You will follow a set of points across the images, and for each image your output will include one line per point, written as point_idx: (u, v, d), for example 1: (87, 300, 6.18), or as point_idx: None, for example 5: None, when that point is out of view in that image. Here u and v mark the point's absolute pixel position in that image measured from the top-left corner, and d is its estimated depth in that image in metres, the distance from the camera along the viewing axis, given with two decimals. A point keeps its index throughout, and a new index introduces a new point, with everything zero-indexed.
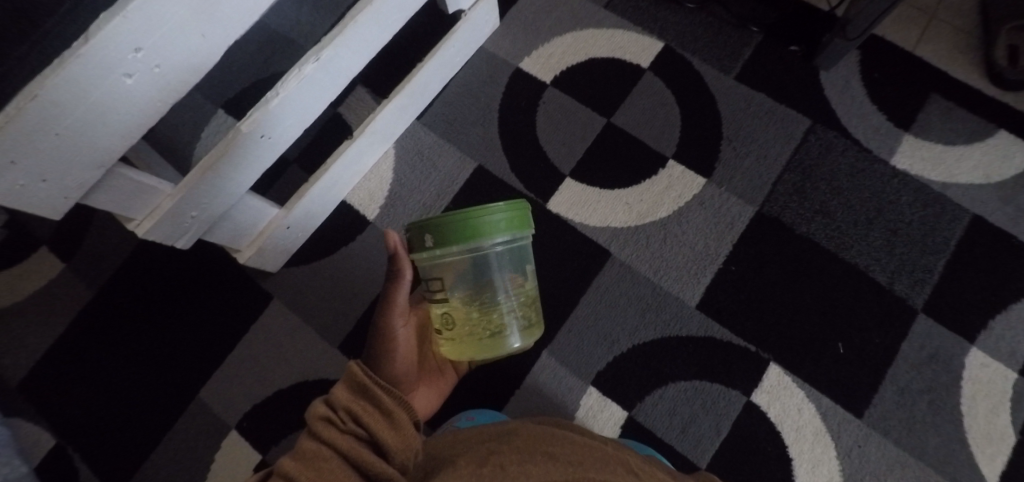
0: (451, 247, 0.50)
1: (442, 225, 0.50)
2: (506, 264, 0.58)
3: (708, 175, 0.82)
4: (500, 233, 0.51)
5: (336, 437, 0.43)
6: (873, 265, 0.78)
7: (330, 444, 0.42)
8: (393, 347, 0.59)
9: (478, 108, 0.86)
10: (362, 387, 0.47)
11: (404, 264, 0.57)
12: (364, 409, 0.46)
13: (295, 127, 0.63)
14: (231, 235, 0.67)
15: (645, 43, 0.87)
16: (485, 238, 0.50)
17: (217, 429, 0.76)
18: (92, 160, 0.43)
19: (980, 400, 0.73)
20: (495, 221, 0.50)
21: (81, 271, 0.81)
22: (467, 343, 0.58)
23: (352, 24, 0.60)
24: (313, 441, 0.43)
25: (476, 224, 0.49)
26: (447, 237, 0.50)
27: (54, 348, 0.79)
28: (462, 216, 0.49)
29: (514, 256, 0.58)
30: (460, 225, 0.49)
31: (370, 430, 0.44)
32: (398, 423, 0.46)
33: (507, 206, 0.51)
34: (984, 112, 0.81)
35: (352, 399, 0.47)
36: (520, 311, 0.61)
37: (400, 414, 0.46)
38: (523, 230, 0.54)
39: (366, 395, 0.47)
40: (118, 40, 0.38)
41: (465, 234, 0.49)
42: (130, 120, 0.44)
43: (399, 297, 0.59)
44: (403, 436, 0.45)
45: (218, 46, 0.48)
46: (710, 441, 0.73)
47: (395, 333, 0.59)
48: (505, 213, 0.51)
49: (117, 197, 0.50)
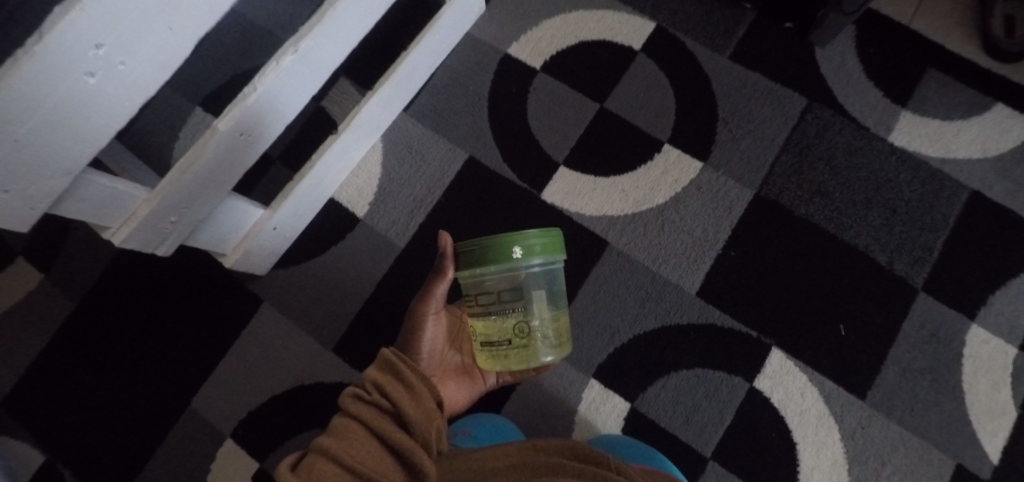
0: (487, 267, 0.52)
1: (485, 248, 0.51)
2: (542, 290, 0.56)
3: (705, 159, 0.80)
4: (535, 254, 0.51)
5: (362, 408, 0.43)
6: (872, 245, 0.77)
7: (357, 416, 0.42)
8: (418, 332, 0.61)
9: (466, 97, 0.83)
10: (387, 362, 0.47)
11: (449, 264, 0.57)
12: (389, 381, 0.46)
13: (275, 124, 0.60)
14: (215, 239, 0.64)
15: (636, 23, 0.84)
16: (519, 260, 0.51)
17: (212, 438, 0.74)
18: (59, 168, 0.41)
19: (981, 376, 0.73)
20: (530, 243, 0.51)
21: (61, 281, 0.78)
22: (498, 359, 0.56)
23: (331, 12, 0.57)
24: (343, 415, 0.43)
25: (511, 243, 0.50)
26: (484, 256, 0.51)
27: (37, 362, 0.76)
28: (500, 237, 0.50)
29: (548, 284, 0.57)
30: (496, 245, 0.50)
31: (393, 402, 0.44)
32: (419, 395, 0.45)
33: (540, 233, 0.52)
34: (982, 85, 0.80)
35: (378, 373, 0.46)
36: (556, 336, 0.57)
37: (421, 387, 0.46)
38: (555, 255, 0.54)
39: (390, 369, 0.47)
40: (76, 36, 0.35)
41: (500, 254, 0.50)
42: (96, 121, 0.41)
43: (440, 288, 0.60)
44: (423, 409, 0.45)
45: (188, 39, 0.45)
46: (713, 429, 0.72)
47: (423, 319, 0.61)
48: (540, 237, 0.52)
49: (93, 205, 0.47)
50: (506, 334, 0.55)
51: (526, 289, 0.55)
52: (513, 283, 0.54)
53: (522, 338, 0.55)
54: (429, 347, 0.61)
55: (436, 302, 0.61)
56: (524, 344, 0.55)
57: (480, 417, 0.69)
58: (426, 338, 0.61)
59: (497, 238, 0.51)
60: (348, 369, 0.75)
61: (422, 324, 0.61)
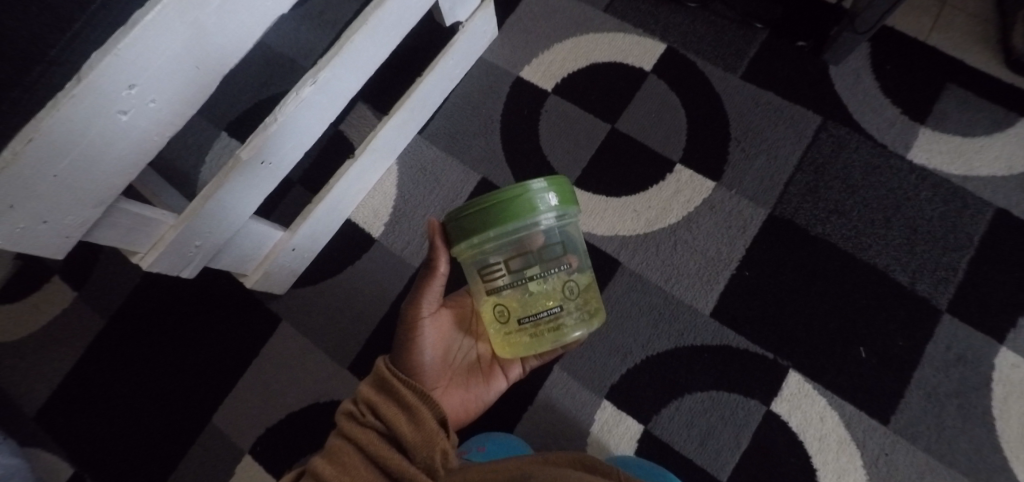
0: (520, 223, 0.48)
1: (514, 202, 0.47)
2: (559, 251, 0.52)
3: (717, 178, 0.80)
4: (546, 208, 0.48)
5: (357, 431, 0.45)
6: (893, 265, 0.75)
7: (352, 439, 0.45)
8: (415, 342, 0.55)
9: (479, 119, 0.85)
10: (382, 379, 0.49)
11: (442, 253, 0.53)
12: (383, 401, 0.47)
13: (293, 152, 0.62)
14: (237, 260, 0.67)
15: (647, 45, 0.85)
16: (540, 212, 0.48)
17: (231, 453, 0.76)
18: (92, 199, 0.43)
19: (1012, 402, 0.70)
20: (537, 194, 0.48)
21: (93, 300, 0.81)
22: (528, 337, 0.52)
23: (349, 44, 0.60)
24: (339, 437, 0.46)
25: (516, 195, 0.47)
26: (513, 212, 0.47)
27: (69, 377, 0.79)
28: (503, 192, 0.47)
29: (566, 248, 0.53)
30: (523, 195, 0.47)
31: (389, 425, 0.46)
32: (419, 418, 0.46)
33: (558, 181, 0.50)
34: (1004, 101, 0.78)
35: (371, 391, 0.48)
36: (590, 295, 0.55)
37: (421, 408, 0.46)
38: (568, 207, 0.51)
39: (385, 388, 0.48)
40: (111, 79, 0.38)
41: (524, 207, 0.47)
42: (127, 156, 0.44)
43: (434, 286, 0.55)
44: (425, 432, 0.45)
45: (215, 75, 0.47)
46: (729, 453, 0.71)
47: (420, 325, 0.56)
48: (547, 185, 0.49)
49: (121, 232, 0.50)
50: (533, 308, 0.52)
51: (540, 253, 0.51)
52: (542, 243, 0.51)
53: (566, 305, 0.53)
54: (431, 356, 0.56)
55: (429, 305, 0.56)
56: (558, 313, 0.52)
57: (493, 434, 0.69)
58: (427, 347, 0.56)
59: (523, 188, 0.47)
60: None
61: (418, 333, 0.56)
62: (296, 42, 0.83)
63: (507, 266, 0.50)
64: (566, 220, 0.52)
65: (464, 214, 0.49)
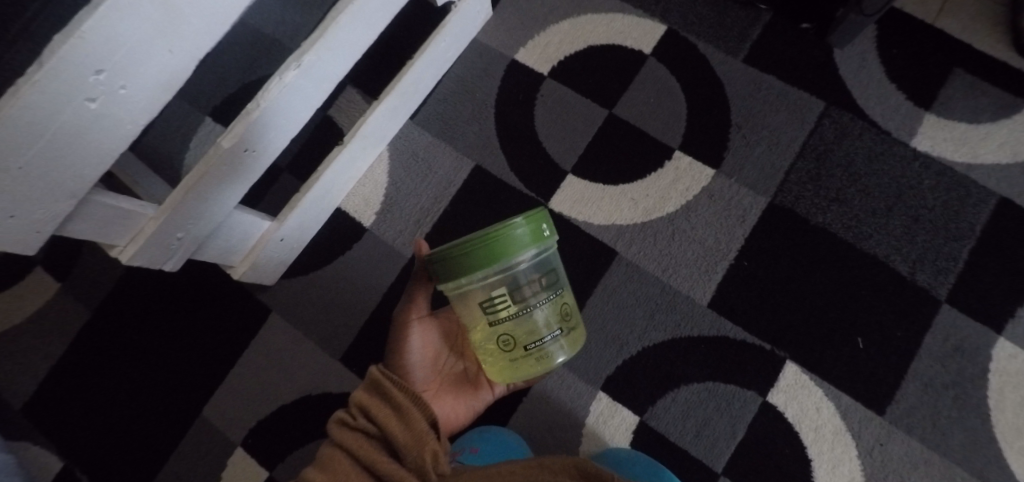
0: (511, 256, 0.46)
1: (504, 238, 0.45)
2: (540, 282, 0.50)
3: (717, 166, 0.78)
4: (524, 250, 0.46)
5: (348, 437, 0.44)
6: (893, 255, 0.74)
7: (343, 446, 0.44)
8: (404, 342, 0.57)
9: (473, 104, 0.82)
10: (375, 381, 0.48)
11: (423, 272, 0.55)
12: (376, 403, 0.47)
13: (278, 139, 0.60)
14: (222, 252, 0.65)
15: (647, 27, 0.82)
16: (527, 246, 0.46)
17: (223, 446, 0.75)
18: (62, 194, 0.41)
19: (1008, 392, 0.70)
20: (524, 229, 0.46)
21: (78, 291, 0.79)
22: (518, 370, 0.52)
23: (334, 26, 0.57)
24: (331, 444, 0.45)
25: (496, 240, 0.45)
26: (503, 247, 0.45)
27: (56, 371, 0.78)
28: (482, 235, 0.45)
29: (547, 276, 0.51)
30: (513, 231, 0.46)
31: (380, 427, 0.45)
32: (410, 419, 0.45)
33: (539, 216, 0.48)
34: (1011, 86, 0.76)
35: (364, 395, 0.47)
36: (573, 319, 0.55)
37: (411, 408, 0.45)
38: (550, 238, 0.50)
39: (378, 391, 0.47)
40: (76, 63, 0.35)
41: (514, 242, 0.46)
42: (97, 146, 0.41)
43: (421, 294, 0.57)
44: (414, 432, 0.44)
45: (189, 59, 0.44)
46: (725, 444, 0.71)
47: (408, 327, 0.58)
48: (533, 221, 0.47)
49: (96, 226, 0.48)
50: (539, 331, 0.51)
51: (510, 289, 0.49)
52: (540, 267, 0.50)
53: (563, 324, 0.53)
54: (418, 358, 0.57)
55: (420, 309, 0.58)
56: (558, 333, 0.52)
57: (487, 433, 0.68)
58: (414, 349, 0.57)
59: (511, 223, 0.46)
60: (356, 380, 0.75)
61: (407, 332, 0.58)
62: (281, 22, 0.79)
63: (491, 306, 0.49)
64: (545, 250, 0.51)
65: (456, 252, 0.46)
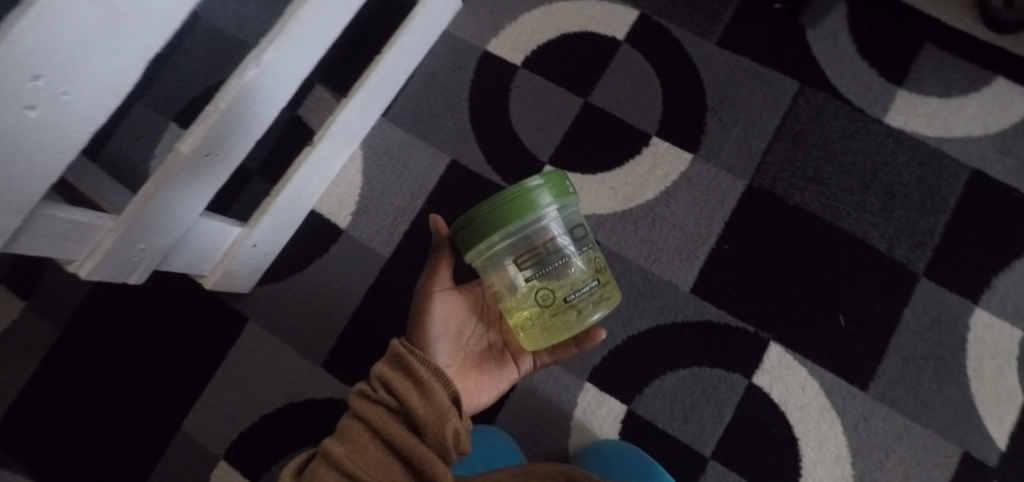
0: (531, 209, 0.45)
1: (521, 194, 0.45)
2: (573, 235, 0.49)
3: (695, 150, 0.78)
4: (545, 204, 0.46)
5: (368, 409, 0.43)
6: (870, 231, 0.75)
7: (363, 418, 0.43)
8: (426, 315, 0.53)
9: (446, 97, 0.81)
10: (396, 354, 0.46)
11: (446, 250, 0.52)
12: (397, 377, 0.44)
13: (242, 142, 0.58)
14: (190, 263, 0.63)
15: (619, 12, 0.81)
16: (546, 199, 0.46)
17: (205, 459, 0.73)
18: (9, 208, 0.39)
19: (986, 361, 0.71)
20: (539, 186, 0.46)
21: (44, 308, 0.77)
22: (552, 332, 0.50)
23: (293, 21, 0.54)
24: (350, 415, 0.44)
25: (514, 199, 0.45)
26: (522, 201, 0.45)
27: (26, 391, 0.75)
28: (499, 197, 0.45)
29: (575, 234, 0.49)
30: (529, 188, 0.45)
31: (401, 401, 0.43)
32: (431, 393, 0.43)
33: (554, 175, 0.48)
34: (980, 59, 0.77)
35: (385, 368, 0.45)
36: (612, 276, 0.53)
37: (433, 383, 0.43)
38: (569, 197, 0.49)
39: (399, 363, 0.45)
40: (12, 69, 0.33)
41: (530, 196, 0.45)
42: (43, 155, 0.39)
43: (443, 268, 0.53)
44: (436, 407, 0.42)
45: (137, 61, 0.42)
46: (713, 428, 0.71)
47: (430, 299, 0.53)
48: (549, 179, 0.47)
49: (53, 241, 0.46)
50: (576, 284, 0.49)
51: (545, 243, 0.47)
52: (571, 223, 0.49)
53: (601, 278, 0.51)
54: (441, 332, 0.53)
55: (444, 280, 0.54)
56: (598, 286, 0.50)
57: (477, 436, 0.68)
58: (436, 323, 0.53)
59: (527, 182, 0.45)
60: (339, 385, 0.74)
61: (430, 307, 0.53)
62: (243, 20, 0.76)
63: (518, 266, 0.47)
64: (569, 209, 0.50)
65: (477, 215, 0.45)
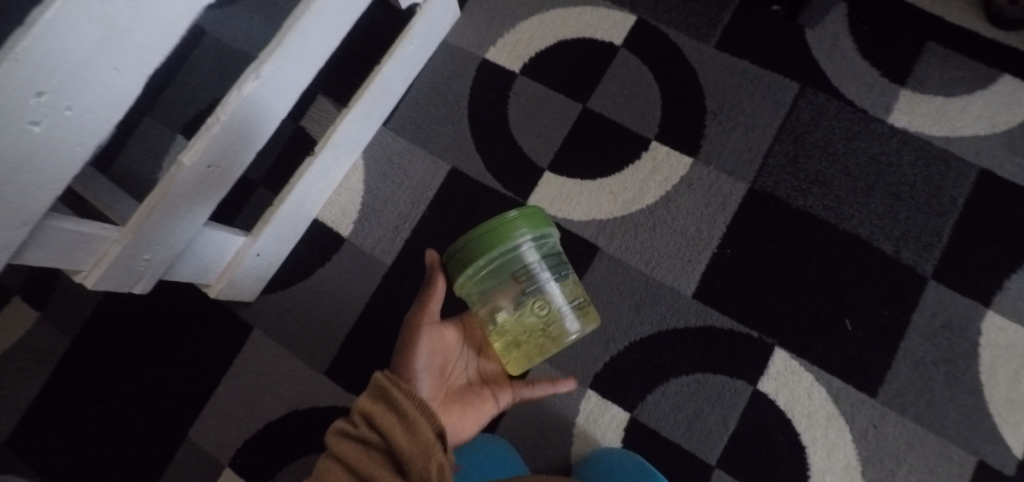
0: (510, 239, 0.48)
1: (498, 225, 0.48)
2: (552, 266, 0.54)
3: (695, 154, 0.77)
4: (522, 233, 0.49)
5: (348, 448, 0.43)
6: (876, 233, 0.73)
7: (343, 458, 0.42)
8: (413, 349, 0.53)
9: (446, 106, 0.81)
10: (379, 389, 0.46)
11: (438, 284, 0.53)
12: (380, 411, 0.45)
13: (244, 153, 0.59)
14: (196, 271, 0.64)
15: (616, 18, 0.82)
16: (522, 230, 0.49)
17: (211, 467, 0.74)
18: (13, 221, 0.40)
19: (1000, 366, 0.69)
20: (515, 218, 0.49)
21: (57, 318, 0.78)
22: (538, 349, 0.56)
23: (291, 34, 0.56)
24: (330, 455, 0.43)
25: (496, 235, 0.48)
26: (500, 233, 0.48)
27: (38, 400, 0.76)
28: (477, 231, 0.48)
29: (549, 259, 0.54)
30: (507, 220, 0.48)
31: (384, 438, 0.43)
32: (415, 428, 0.43)
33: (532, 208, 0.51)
34: (985, 57, 0.76)
35: (368, 402, 0.45)
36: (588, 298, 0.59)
37: (417, 418, 0.44)
38: (545, 227, 0.52)
39: (383, 397, 0.45)
40: (15, 86, 0.34)
41: (506, 228, 0.48)
42: (46, 169, 0.40)
43: (432, 305, 0.54)
44: (421, 442, 0.42)
45: (137, 77, 0.43)
46: (717, 435, 0.70)
47: (417, 333, 0.54)
48: (526, 212, 0.50)
49: (58, 252, 0.47)
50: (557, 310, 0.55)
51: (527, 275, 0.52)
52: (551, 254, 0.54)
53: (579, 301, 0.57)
54: (426, 367, 0.53)
55: (431, 316, 0.55)
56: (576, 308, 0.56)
57: (478, 445, 0.68)
58: (422, 357, 0.53)
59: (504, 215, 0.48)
60: (342, 392, 0.74)
61: (417, 340, 0.54)
62: (247, 34, 0.78)
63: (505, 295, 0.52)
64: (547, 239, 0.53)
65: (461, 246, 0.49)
